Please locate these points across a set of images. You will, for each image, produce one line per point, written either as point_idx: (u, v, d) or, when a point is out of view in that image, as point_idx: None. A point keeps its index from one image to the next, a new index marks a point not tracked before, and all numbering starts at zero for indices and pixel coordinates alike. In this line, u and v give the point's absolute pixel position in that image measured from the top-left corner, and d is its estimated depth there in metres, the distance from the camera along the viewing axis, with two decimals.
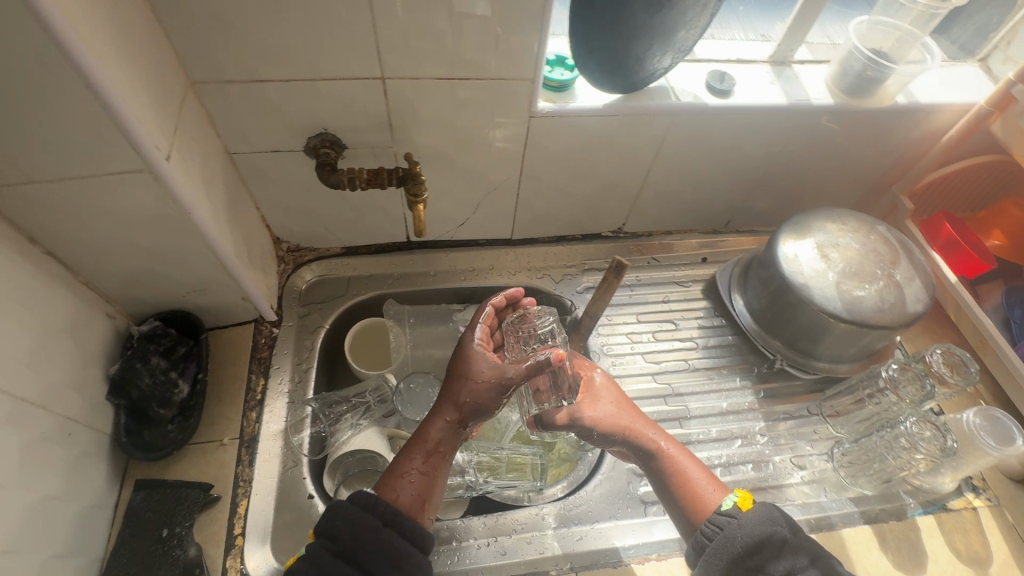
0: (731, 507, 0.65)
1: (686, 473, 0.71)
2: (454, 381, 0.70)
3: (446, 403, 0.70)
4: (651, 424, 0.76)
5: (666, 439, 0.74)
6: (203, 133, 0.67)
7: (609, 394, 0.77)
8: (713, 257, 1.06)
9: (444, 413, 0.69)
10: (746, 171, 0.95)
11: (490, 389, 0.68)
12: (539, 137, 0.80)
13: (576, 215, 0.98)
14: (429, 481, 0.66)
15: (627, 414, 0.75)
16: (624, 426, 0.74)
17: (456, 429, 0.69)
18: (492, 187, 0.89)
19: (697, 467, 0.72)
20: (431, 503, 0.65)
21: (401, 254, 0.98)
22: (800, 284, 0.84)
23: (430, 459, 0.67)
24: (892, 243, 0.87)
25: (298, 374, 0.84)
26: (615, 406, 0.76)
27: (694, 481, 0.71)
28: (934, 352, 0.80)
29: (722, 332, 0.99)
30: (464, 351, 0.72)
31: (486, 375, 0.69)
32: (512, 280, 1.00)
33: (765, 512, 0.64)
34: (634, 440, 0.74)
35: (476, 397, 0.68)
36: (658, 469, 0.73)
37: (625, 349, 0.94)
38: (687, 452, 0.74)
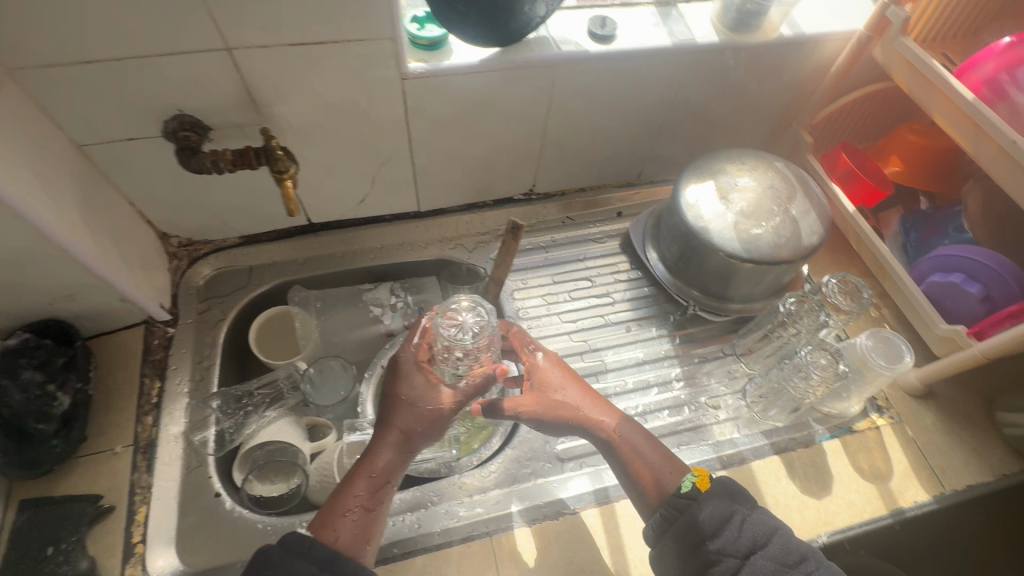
0: (691, 488, 0.65)
1: (639, 458, 0.69)
2: (396, 408, 0.69)
3: (387, 429, 0.68)
4: (600, 406, 0.72)
5: (616, 422, 0.71)
6: (34, 126, 0.62)
7: (557, 379, 0.72)
8: (628, 210, 1.06)
9: (386, 440, 0.67)
10: (646, 119, 0.94)
11: (439, 415, 0.69)
12: (418, 100, 0.77)
13: (480, 180, 0.96)
14: (372, 515, 0.65)
15: (583, 402, 0.71)
16: (574, 413, 0.70)
17: (403, 457, 0.68)
18: (383, 158, 0.85)
19: (652, 450, 0.70)
20: (374, 533, 0.64)
21: (305, 238, 0.95)
22: (700, 228, 0.84)
23: (375, 494, 0.66)
24: (790, 178, 0.88)
25: (199, 372, 0.81)
26: (568, 391, 0.71)
27: (650, 467, 0.68)
28: (830, 281, 0.81)
29: (637, 285, 0.99)
30: (406, 374, 0.70)
31: (438, 402, 0.68)
32: (424, 254, 0.97)
33: (724, 490, 0.64)
34: (584, 428, 0.71)
35: (426, 423, 0.68)
36: (612, 454, 0.70)
37: (541, 312, 0.94)
38: (641, 434, 0.71)
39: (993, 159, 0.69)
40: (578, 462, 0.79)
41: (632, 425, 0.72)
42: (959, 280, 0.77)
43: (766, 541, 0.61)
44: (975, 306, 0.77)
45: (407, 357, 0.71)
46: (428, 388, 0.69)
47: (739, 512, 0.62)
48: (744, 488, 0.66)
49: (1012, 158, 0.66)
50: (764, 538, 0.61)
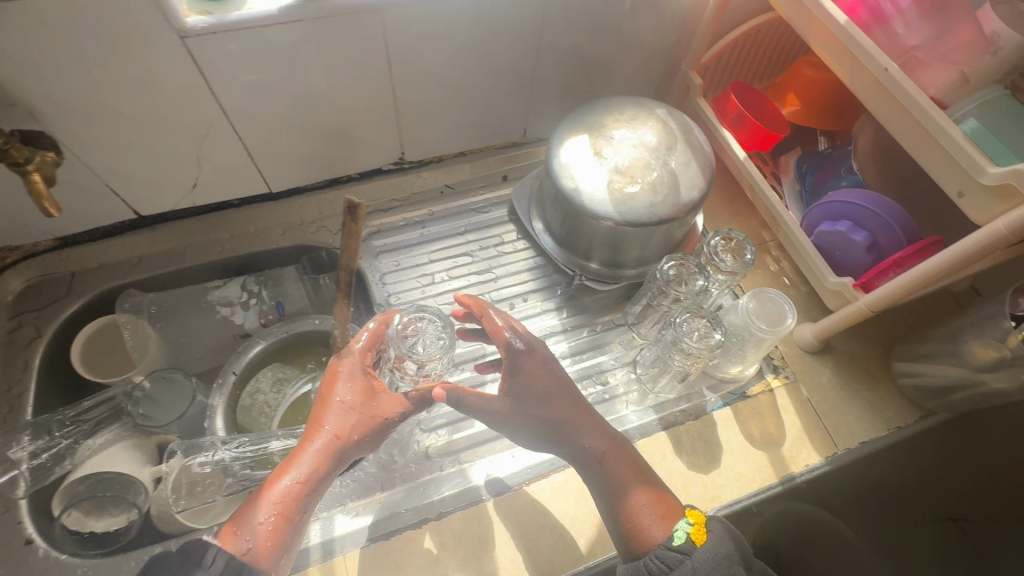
0: (683, 541, 0.57)
1: (623, 488, 0.62)
2: (335, 412, 0.62)
3: (316, 435, 0.61)
4: (591, 418, 0.66)
5: (603, 444, 0.64)
6: None
7: (544, 381, 0.64)
8: (515, 173, 0.96)
9: (317, 446, 0.61)
10: (515, 69, 0.82)
11: (377, 426, 0.63)
12: (215, 62, 0.65)
13: (334, 152, 0.84)
14: (290, 524, 0.58)
15: (570, 413, 0.64)
16: (557, 421, 0.64)
17: (335, 466, 0.61)
18: (200, 135, 0.73)
19: (640, 482, 0.63)
20: (291, 544, 0.58)
21: (137, 233, 0.82)
22: (571, 191, 0.75)
23: (291, 504, 0.58)
24: (671, 127, 0.79)
25: (6, 402, 0.70)
26: (558, 397, 0.64)
27: (635, 503, 0.61)
28: (714, 239, 0.74)
29: (524, 257, 0.90)
30: (346, 376, 0.64)
31: (379, 411, 0.64)
32: (281, 240, 0.86)
33: (721, 545, 0.56)
34: (561, 440, 0.64)
35: (362, 433, 0.63)
36: (597, 478, 0.63)
37: (415, 296, 0.86)
38: (631, 467, 0.63)
39: (868, 88, 0.61)
40: (450, 459, 0.73)
41: (621, 444, 0.65)
42: (845, 229, 0.71)
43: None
44: (862, 255, 0.71)
45: (350, 359, 0.65)
46: (366, 398, 0.64)
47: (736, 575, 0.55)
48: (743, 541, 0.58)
49: (885, 86, 0.58)
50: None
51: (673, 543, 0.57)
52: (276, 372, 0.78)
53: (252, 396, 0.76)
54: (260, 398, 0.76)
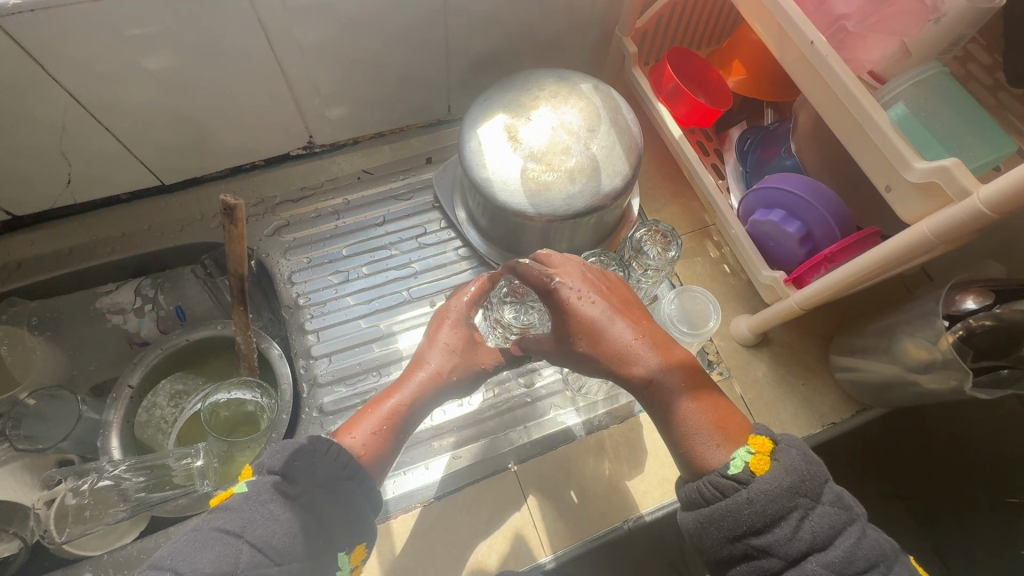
0: (741, 469, 0.49)
1: (682, 412, 0.55)
2: (437, 351, 0.66)
3: (421, 369, 0.65)
4: (641, 329, 0.58)
5: (660, 368, 0.56)
6: None
7: (587, 312, 0.57)
8: (439, 155, 0.89)
9: (421, 377, 0.65)
10: (423, 40, 0.74)
11: (473, 371, 0.67)
12: (47, 44, 0.56)
13: (228, 139, 0.76)
14: (393, 439, 0.62)
15: (620, 332, 0.57)
16: (610, 342, 0.57)
17: (429, 401, 0.65)
18: (57, 128, 0.64)
19: (707, 403, 0.55)
20: (386, 459, 0.61)
21: (13, 235, 0.75)
22: (482, 179, 0.68)
23: (383, 427, 0.62)
24: (595, 104, 0.71)
25: None
26: (603, 319, 0.57)
27: (694, 426, 0.54)
28: (639, 231, 0.69)
29: (449, 248, 0.83)
30: (453, 322, 0.67)
31: (477, 358, 0.67)
32: (177, 238, 0.78)
33: (789, 476, 0.48)
34: (613, 366, 0.57)
35: (461, 375, 0.67)
36: (652, 406, 0.57)
37: (327, 296, 0.78)
38: (688, 390, 0.55)
39: (795, 66, 0.53)
40: None
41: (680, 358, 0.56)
42: (778, 218, 0.65)
43: (824, 545, 0.46)
44: (795, 248, 0.65)
45: (459, 303, 0.68)
46: (466, 345, 0.67)
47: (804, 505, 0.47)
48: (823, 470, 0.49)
49: (813, 65, 0.51)
50: (827, 543, 0.46)
51: (729, 472, 0.50)
52: (174, 385, 0.74)
53: (148, 411, 0.72)
54: (157, 412, 0.72)
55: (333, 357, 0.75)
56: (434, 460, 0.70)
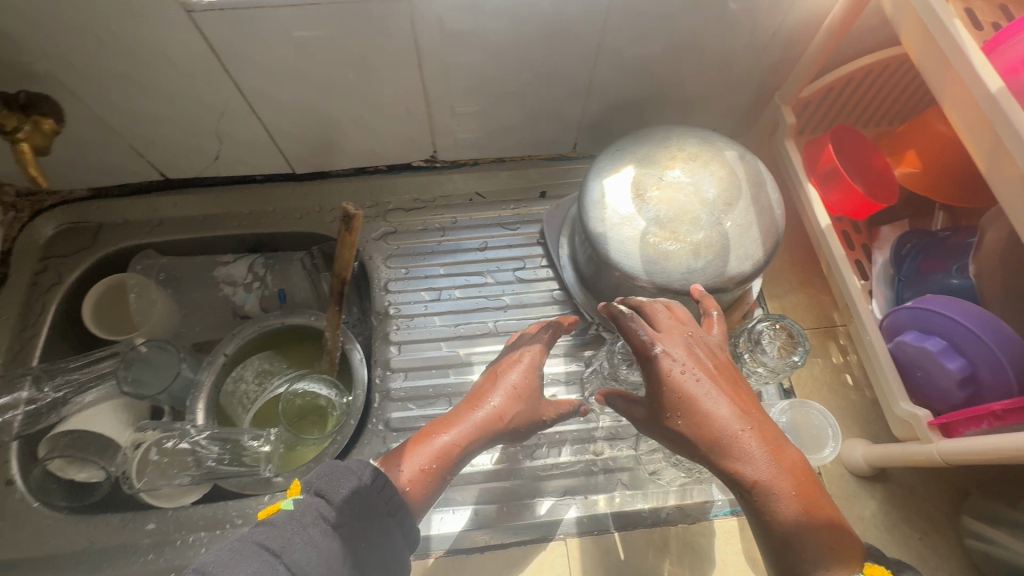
0: None
1: (791, 529, 0.45)
2: (502, 393, 0.59)
3: (480, 409, 0.58)
4: (750, 419, 0.48)
5: (770, 469, 0.46)
6: None
7: (691, 389, 0.49)
8: (554, 190, 0.86)
9: (479, 417, 0.58)
10: (568, 78, 0.71)
11: (533, 425, 0.60)
12: (224, 39, 0.59)
13: (362, 142, 0.78)
14: (438, 480, 0.56)
15: (727, 416, 0.48)
16: (714, 427, 0.48)
17: (483, 445, 0.59)
18: (218, 111, 0.69)
19: (824, 521, 0.45)
20: (431, 500, 0.56)
21: (162, 195, 0.83)
22: (599, 233, 0.64)
23: (432, 461, 0.56)
24: (737, 176, 0.65)
25: (19, 342, 0.74)
26: (705, 398, 0.49)
27: (803, 543, 0.44)
28: (760, 325, 0.62)
29: (544, 289, 0.81)
30: (525, 365, 0.61)
31: (540, 410, 0.60)
32: (296, 225, 0.83)
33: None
34: (711, 458, 0.48)
35: (524, 424, 0.59)
36: (753, 509, 0.47)
37: (416, 310, 0.79)
38: (800, 498, 0.45)
39: (1006, 190, 0.45)
40: None
41: (791, 457, 0.47)
42: (935, 349, 0.56)
43: None
44: (951, 389, 0.56)
45: (535, 349, 0.62)
46: (534, 394, 0.60)
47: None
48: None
49: None
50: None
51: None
52: (262, 364, 0.77)
53: (235, 382, 0.76)
54: (243, 387, 0.76)
55: (408, 373, 0.75)
56: (485, 507, 0.68)
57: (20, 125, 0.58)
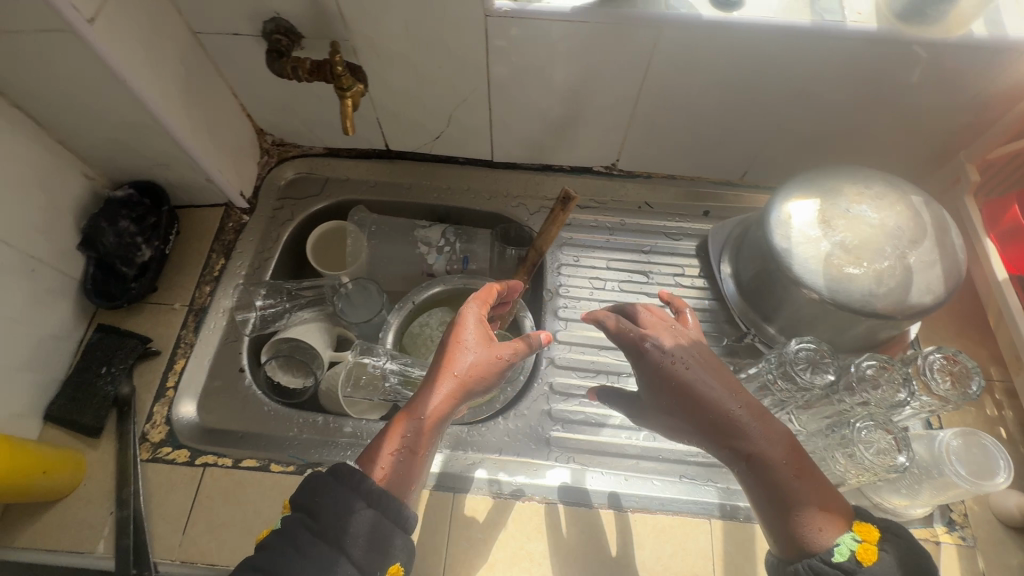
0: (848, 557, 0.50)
1: (789, 493, 0.54)
2: (463, 351, 0.64)
3: (451, 376, 0.62)
4: (740, 399, 0.59)
5: (764, 445, 0.57)
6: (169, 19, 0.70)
7: (683, 374, 0.61)
8: (717, 211, 0.94)
9: (447, 385, 0.62)
10: (765, 112, 0.80)
11: (492, 368, 0.64)
12: (501, 41, 0.72)
13: (562, 142, 0.90)
14: (416, 456, 0.59)
15: (722, 397, 0.59)
16: (711, 409, 0.59)
17: (453, 403, 0.62)
18: (462, 98, 0.82)
19: (811, 483, 0.55)
20: (413, 477, 0.58)
21: (381, 162, 0.98)
22: (783, 249, 0.71)
23: (416, 437, 0.59)
24: (922, 219, 0.70)
25: (258, 261, 0.88)
26: (699, 383, 0.61)
27: (801, 512, 0.54)
28: (932, 356, 0.65)
29: (700, 295, 0.89)
30: (470, 324, 0.66)
31: (497, 353, 0.65)
32: (486, 205, 0.95)
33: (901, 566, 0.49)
34: (714, 438, 0.59)
35: (488, 371, 0.64)
36: (754, 482, 0.57)
37: (583, 293, 0.88)
38: (792, 468, 0.55)
39: None
40: (566, 454, 0.75)
41: (780, 431, 0.57)
42: None
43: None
44: None
45: (474, 310, 0.68)
46: (489, 340, 0.65)
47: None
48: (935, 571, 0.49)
49: None
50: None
51: (834, 559, 0.50)
52: (444, 315, 0.88)
53: (421, 326, 0.88)
54: (427, 329, 0.87)
55: (571, 346, 0.84)
56: (636, 476, 0.73)
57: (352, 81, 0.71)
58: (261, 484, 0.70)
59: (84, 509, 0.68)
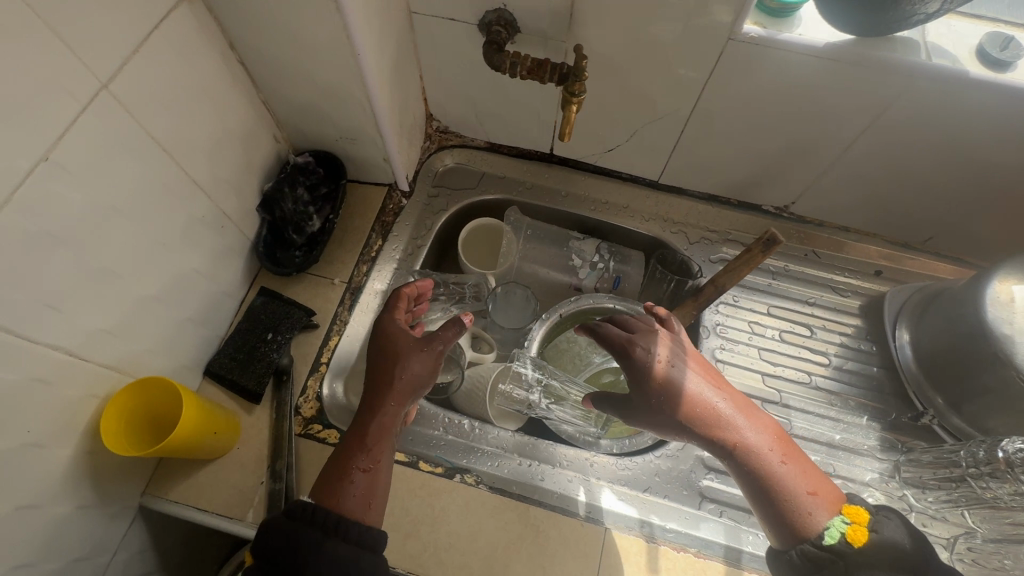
0: (839, 539, 0.53)
1: (778, 480, 0.57)
2: (388, 359, 0.65)
3: (386, 385, 0.63)
4: (723, 393, 0.61)
5: (752, 436, 0.59)
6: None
7: (671, 372, 0.60)
8: (890, 273, 0.89)
9: (389, 403, 0.63)
10: (986, 183, 0.74)
11: (427, 364, 0.65)
12: (731, 65, 0.68)
13: (743, 175, 0.86)
14: (376, 473, 0.60)
15: (707, 394, 0.60)
16: (700, 405, 0.59)
17: (397, 412, 0.63)
18: (657, 116, 0.79)
19: (796, 467, 0.58)
20: (379, 500, 0.60)
21: (539, 164, 0.95)
22: (1003, 335, 0.65)
23: (372, 452, 0.60)
24: None
25: (411, 247, 0.87)
26: (687, 379, 0.60)
27: (793, 502, 0.56)
28: None
29: (866, 361, 0.82)
30: (395, 334, 0.67)
31: (425, 354, 0.65)
32: (642, 226, 0.92)
33: (890, 546, 0.52)
34: (705, 437, 0.60)
35: (420, 375, 0.64)
36: (746, 472, 0.59)
37: (742, 337, 0.84)
38: (778, 453, 0.58)
39: None
40: (718, 508, 0.71)
41: (763, 421, 0.60)
42: None
43: None
44: None
45: (393, 329, 0.67)
46: (419, 344, 0.66)
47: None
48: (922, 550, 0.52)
49: None
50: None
51: (826, 543, 0.54)
52: None
53: (568, 342, 0.84)
54: (576, 346, 0.83)
55: None
56: None
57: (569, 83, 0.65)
58: (409, 481, 0.68)
59: (235, 473, 0.67)
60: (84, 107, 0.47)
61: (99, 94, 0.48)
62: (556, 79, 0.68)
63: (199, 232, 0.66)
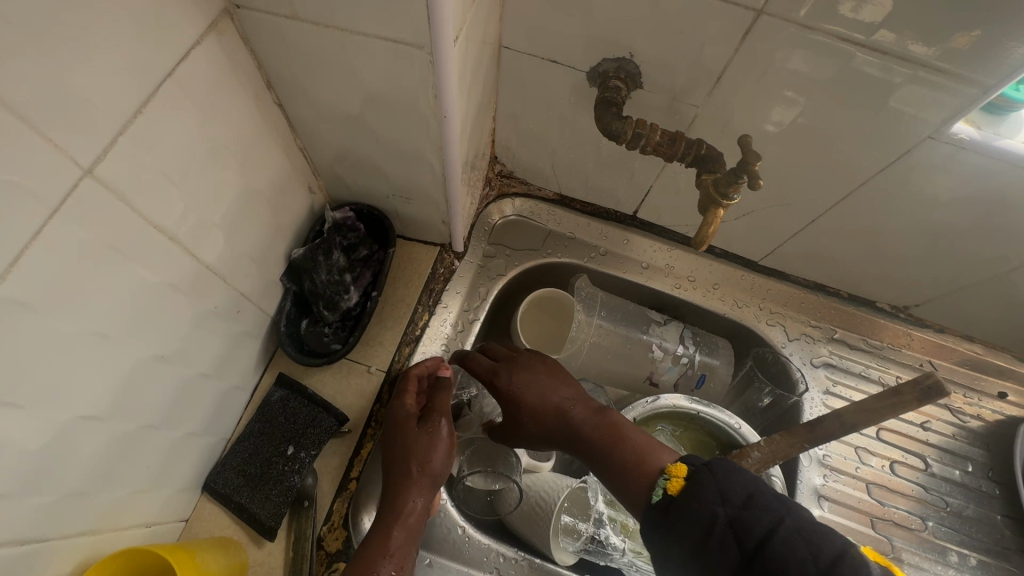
0: (662, 495, 0.44)
1: (613, 463, 0.50)
2: (403, 447, 0.55)
3: (402, 476, 0.54)
4: (568, 394, 0.56)
5: (586, 428, 0.53)
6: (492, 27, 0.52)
7: (518, 385, 0.56)
8: (1016, 396, 0.76)
9: (416, 504, 0.53)
10: None
11: (445, 450, 0.56)
12: (913, 164, 0.53)
13: (865, 271, 0.72)
14: None
15: (546, 395, 0.55)
16: (545, 413, 0.55)
17: (422, 509, 0.53)
18: (786, 202, 0.64)
19: (630, 440, 0.51)
20: None
21: (617, 226, 0.79)
22: None
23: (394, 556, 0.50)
24: None
25: (462, 322, 0.70)
26: (531, 390, 0.56)
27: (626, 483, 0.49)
28: None
29: (987, 507, 0.71)
30: (405, 416, 0.57)
31: (442, 441, 0.56)
32: (734, 312, 0.77)
33: (702, 485, 0.42)
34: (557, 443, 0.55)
35: (441, 464, 0.55)
36: (596, 466, 0.52)
37: (845, 466, 0.71)
38: (612, 435, 0.52)
39: None
40: None
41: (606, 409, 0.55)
42: None
43: (767, 544, 0.38)
44: None
45: (403, 416, 0.57)
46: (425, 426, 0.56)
47: (740, 518, 0.39)
48: (742, 483, 0.41)
49: None
50: (797, 557, 0.36)
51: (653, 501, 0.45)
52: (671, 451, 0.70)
53: None
54: None
55: None
56: None
57: (719, 174, 0.51)
58: None
59: None
60: (52, 212, 0.31)
61: (79, 187, 0.32)
62: (691, 162, 0.54)
63: (212, 326, 0.50)
